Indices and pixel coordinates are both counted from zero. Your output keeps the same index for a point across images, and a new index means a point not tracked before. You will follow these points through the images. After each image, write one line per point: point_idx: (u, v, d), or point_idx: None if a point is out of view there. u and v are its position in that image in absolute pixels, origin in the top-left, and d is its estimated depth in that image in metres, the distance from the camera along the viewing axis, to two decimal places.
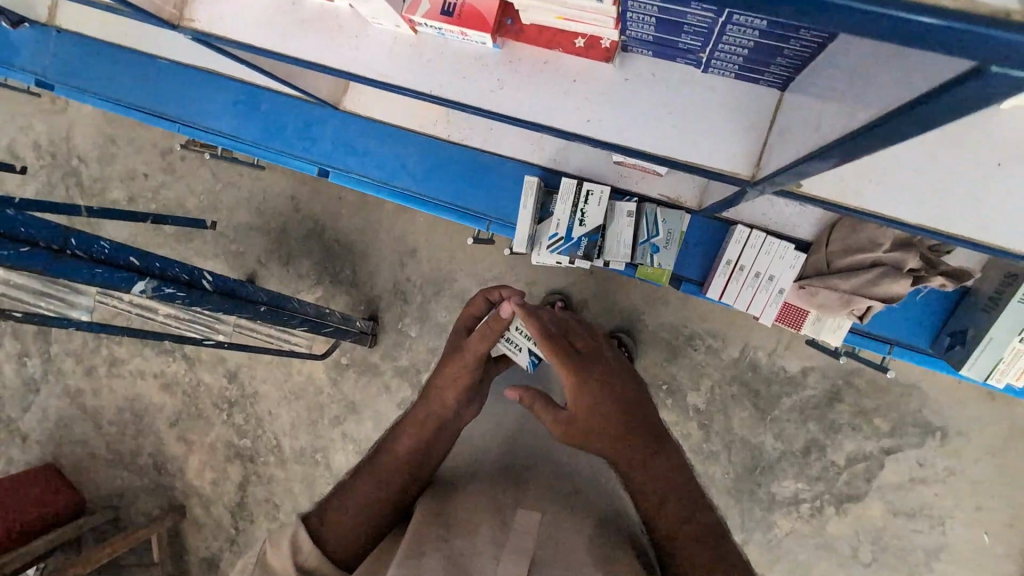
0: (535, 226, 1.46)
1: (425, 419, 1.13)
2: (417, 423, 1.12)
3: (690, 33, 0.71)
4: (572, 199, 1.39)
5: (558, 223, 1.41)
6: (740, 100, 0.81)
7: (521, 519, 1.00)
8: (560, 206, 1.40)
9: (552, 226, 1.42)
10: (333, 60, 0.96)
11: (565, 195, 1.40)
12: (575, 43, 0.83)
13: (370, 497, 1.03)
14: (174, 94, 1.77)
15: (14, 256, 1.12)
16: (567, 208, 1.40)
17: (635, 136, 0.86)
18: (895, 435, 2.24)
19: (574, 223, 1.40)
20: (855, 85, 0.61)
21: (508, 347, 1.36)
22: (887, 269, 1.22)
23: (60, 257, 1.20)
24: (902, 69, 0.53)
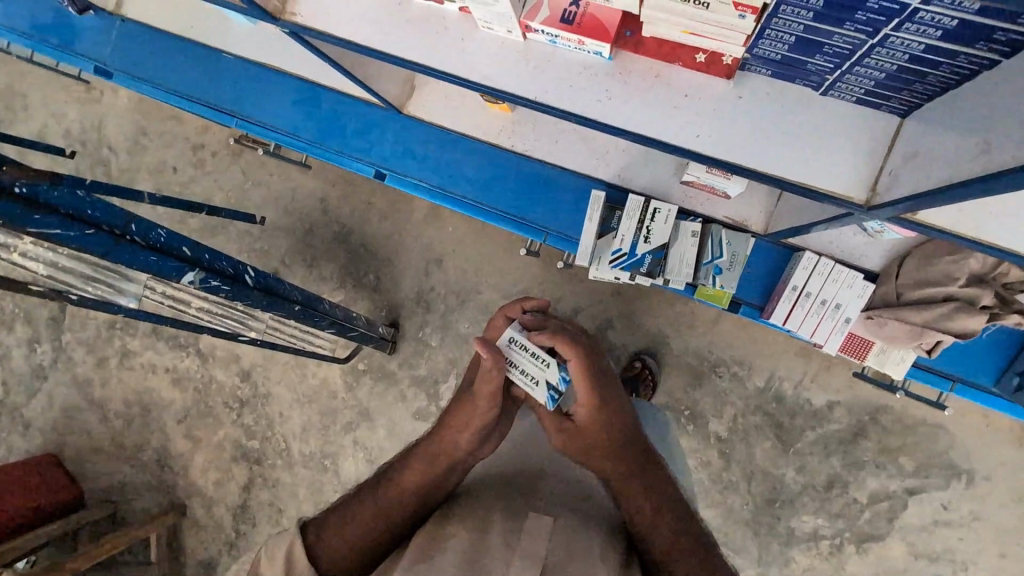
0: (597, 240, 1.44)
1: (439, 452, 0.99)
2: (433, 452, 0.99)
3: (828, 52, 0.70)
4: (639, 216, 1.39)
5: (623, 238, 1.40)
6: (857, 124, 0.81)
7: (532, 522, 0.96)
8: (627, 222, 1.40)
9: (615, 242, 1.41)
10: (437, 63, 0.97)
11: (631, 212, 1.40)
12: (696, 58, 0.84)
13: (367, 526, 0.93)
14: (234, 88, 1.77)
15: (80, 238, 1.14)
16: (632, 225, 1.40)
17: (746, 154, 0.86)
18: (920, 475, 2.21)
19: (639, 239, 1.40)
20: (991, 142, 0.65)
21: (523, 380, 1.14)
22: (961, 304, 1.21)
23: (119, 244, 1.22)
24: None
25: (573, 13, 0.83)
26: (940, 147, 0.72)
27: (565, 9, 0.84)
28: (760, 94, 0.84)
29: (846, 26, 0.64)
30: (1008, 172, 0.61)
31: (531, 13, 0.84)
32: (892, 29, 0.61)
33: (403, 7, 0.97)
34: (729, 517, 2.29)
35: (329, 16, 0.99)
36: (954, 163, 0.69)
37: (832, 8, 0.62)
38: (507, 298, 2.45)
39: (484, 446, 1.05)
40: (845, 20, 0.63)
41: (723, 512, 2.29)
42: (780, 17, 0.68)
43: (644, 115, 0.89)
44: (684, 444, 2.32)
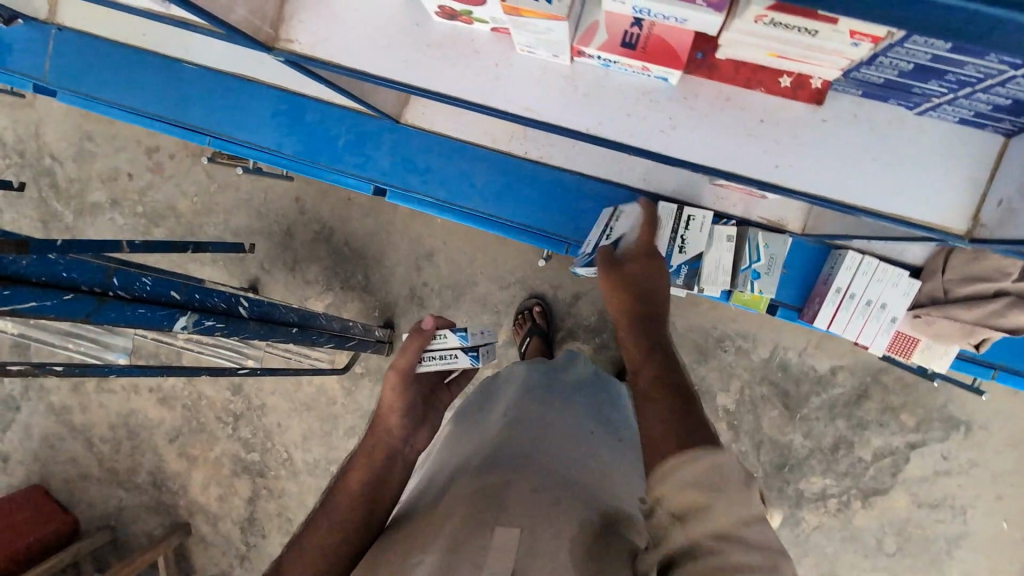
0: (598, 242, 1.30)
1: (374, 448, 0.94)
2: (366, 453, 0.93)
3: (949, 80, 0.61)
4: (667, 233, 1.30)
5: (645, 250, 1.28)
6: (957, 147, 0.74)
7: (499, 532, 0.72)
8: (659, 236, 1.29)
9: None
10: (469, 92, 0.84)
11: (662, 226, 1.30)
12: (779, 81, 0.75)
13: (320, 545, 0.83)
14: (200, 102, 1.57)
15: (57, 306, 0.94)
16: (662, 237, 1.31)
17: (833, 185, 0.77)
18: (921, 430, 2.23)
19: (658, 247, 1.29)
20: None
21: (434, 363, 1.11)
22: (1014, 299, 1.18)
23: (104, 302, 1.02)
24: None
25: (638, 37, 0.71)
26: None
27: (627, 30, 0.72)
28: (849, 118, 0.75)
29: (988, 57, 0.56)
30: None
31: (587, 39, 0.72)
32: None
33: (422, 28, 0.83)
34: None
35: (333, 40, 0.84)
36: None
37: None
38: (505, 289, 2.34)
39: (422, 433, 1.01)
40: (989, 54, 0.54)
41: None
42: (903, 46, 0.58)
43: (716, 145, 0.78)
44: None
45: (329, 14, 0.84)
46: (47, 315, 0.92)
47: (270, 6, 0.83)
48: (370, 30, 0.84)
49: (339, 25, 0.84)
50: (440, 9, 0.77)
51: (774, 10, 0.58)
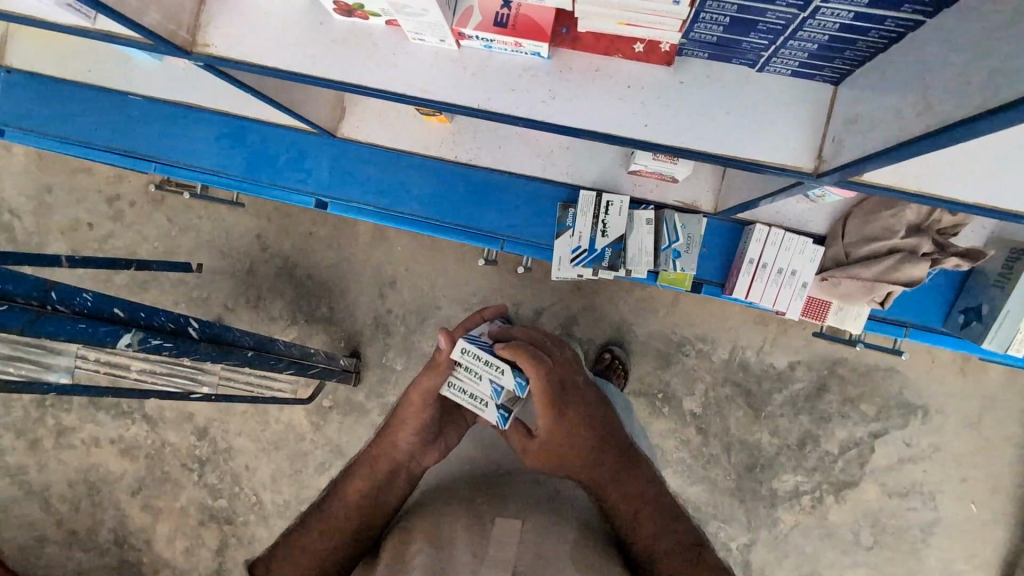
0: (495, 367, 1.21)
1: (375, 460, 1.07)
2: (368, 465, 1.06)
3: (761, 30, 0.73)
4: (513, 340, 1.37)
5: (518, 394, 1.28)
6: (796, 96, 0.83)
7: (500, 525, 0.94)
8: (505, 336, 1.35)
9: (574, 240, 1.43)
10: (373, 80, 0.93)
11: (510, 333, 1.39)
12: (634, 48, 0.84)
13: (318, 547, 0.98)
14: (147, 132, 1.64)
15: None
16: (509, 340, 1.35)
17: (693, 138, 0.86)
18: (881, 419, 2.26)
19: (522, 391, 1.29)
20: (919, 102, 0.64)
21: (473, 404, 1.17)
22: (905, 255, 1.27)
23: (42, 316, 1.01)
24: (968, 91, 0.58)
25: (507, 16, 0.82)
26: (873, 111, 0.72)
27: (497, 12, 0.82)
28: (701, 80, 0.85)
29: (777, 2, 0.67)
30: (939, 130, 0.61)
31: (462, 20, 0.82)
32: (821, 1, 0.64)
33: (326, 26, 0.92)
34: (715, 490, 2.31)
35: (246, 42, 0.93)
36: (885, 126, 0.69)
37: None
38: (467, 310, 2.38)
39: (426, 456, 1.11)
40: None
41: (708, 487, 2.31)
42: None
43: (591, 110, 0.87)
44: (663, 426, 2.33)
45: (242, 18, 0.93)
46: None
47: (186, 14, 0.91)
48: (279, 31, 0.93)
49: (251, 30, 0.93)
50: (336, 5, 0.87)
51: None
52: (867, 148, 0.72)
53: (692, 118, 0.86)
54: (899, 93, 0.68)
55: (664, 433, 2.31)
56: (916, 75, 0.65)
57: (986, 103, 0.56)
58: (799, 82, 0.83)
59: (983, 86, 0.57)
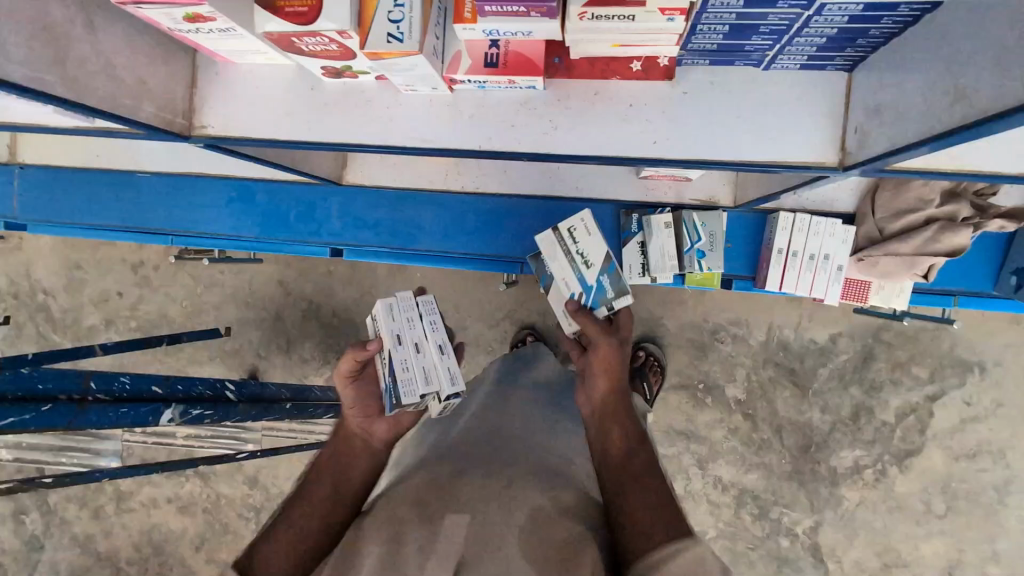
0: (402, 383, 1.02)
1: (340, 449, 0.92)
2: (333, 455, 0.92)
3: (764, 32, 0.69)
4: (402, 320, 1.13)
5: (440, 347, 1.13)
6: (807, 88, 0.79)
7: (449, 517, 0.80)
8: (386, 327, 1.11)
9: (564, 288, 1.22)
10: (371, 136, 0.92)
11: (392, 313, 1.13)
12: (632, 68, 0.81)
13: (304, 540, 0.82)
14: (158, 206, 1.66)
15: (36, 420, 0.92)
16: (393, 326, 1.11)
17: (705, 145, 0.82)
18: (936, 381, 2.17)
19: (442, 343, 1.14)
20: (951, 90, 0.60)
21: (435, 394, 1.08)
22: (944, 223, 1.20)
23: (84, 408, 1.00)
24: (1004, 76, 0.53)
25: (497, 55, 0.79)
26: (899, 100, 0.68)
27: (486, 52, 0.80)
28: (706, 87, 0.81)
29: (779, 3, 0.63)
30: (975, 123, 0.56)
31: (452, 66, 0.80)
32: None
33: (317, 90, 0.91)
34: (773, 475, 2.25)
35: (241, 118, 0.93)
36: (915, 117, 0.64)
37: None
38: (494, 326, 2.37)
39: (383, 425, 0.96)
40: None
41: (765, 473, 2.25)
42: (709, 10, 0.67)
43: (594, 135, 0.85)
44: (709, 417, 2.27)
45: (233, 96, 0.93)
46: (26, 431, 0.90)
47: (179, 101, 0.92)
48: (272, 102, 0.93)
49: (243, 107, 0.93)
50: (325, 70, 0.85)
51: (591, 6, 0.67)
52: (897, 140, 0.67)
53: (701, 127, 0.82)
54: (928, 77, 0.63)
55: (711, 424, 2.25)
56: (944, 59, 0.60)
57: None
58: (811, 74, 0.79)
59: (1022, 69, 0.51)
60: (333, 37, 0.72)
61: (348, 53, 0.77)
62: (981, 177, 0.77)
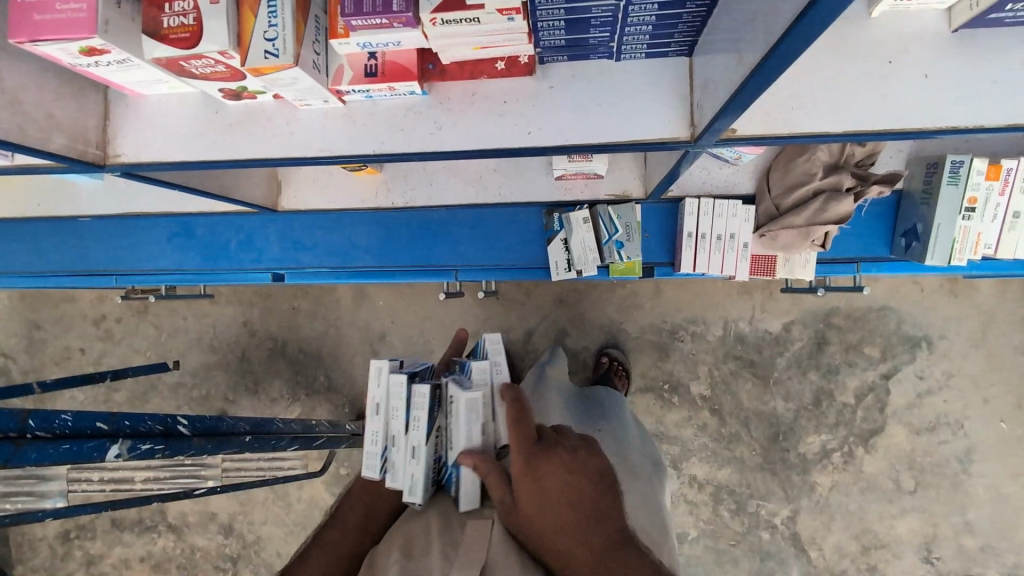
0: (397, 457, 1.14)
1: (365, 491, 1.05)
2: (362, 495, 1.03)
3: (596, 24, 0.79)
4: (385, 390, 1.24)
5: (414, 446, 1.13)
6: (655, 74, 0.89)
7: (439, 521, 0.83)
8: (376, 389, 1.25)
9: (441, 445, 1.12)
10: (275, 150, 0.99)
11: (379, 378, 1.25)
12: (497, 67, 0.89)
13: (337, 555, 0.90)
14: (103, 248, 1.70)
15: None
16: (376, 396, 1.24)
17: (574, 131, 0.90)
18: (888, 358, 2.25)
19: (414, 444, 1.12)
20: (740, 54, 0.69)
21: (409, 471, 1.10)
22: (829, 194, 1.30)
23: None
24: (762, 36, 0.62)
25: (375, 66, 0.87)
26: (717, 71, 0.77)
27: (366, 63, 0.88)
28: (568, 79, 0.90)
29: None
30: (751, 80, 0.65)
31: (335, 78, 0.88)
32: None
33: (221, 112, 0.99)
34: (745, 468, 2.29)
35: (152, 145, 1.00)
36: (726, 82, 0.73)
37: None
38: None
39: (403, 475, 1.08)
40: None
41: (737, 467, 2.29)
42: (542, 9, 0.76)
43: (476, 130, 0.93)
44: (676, 416, 2.31)
45: (144, 126, 1.00)
46: None
47: (93, 133, 0.98)
48: (182, 127, 0.99)
49: (155, 135, 1.00)
50: (223, 92, 0.93)
51: (439, 11, 0.76)
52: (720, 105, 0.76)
53: (568, 116, 0.91)
54: (728, 48, 0.72)
55: (680, 423, 2.30)
56: (734, 29, 0.70)
57: (770, 42, 0.60)
58: (658, 62, 0.89)
59: (766, 29, 0.61)
60: (217, 58, 0.80)
61: (237, 73, 0.85)
62: (810, 139, 0.86)
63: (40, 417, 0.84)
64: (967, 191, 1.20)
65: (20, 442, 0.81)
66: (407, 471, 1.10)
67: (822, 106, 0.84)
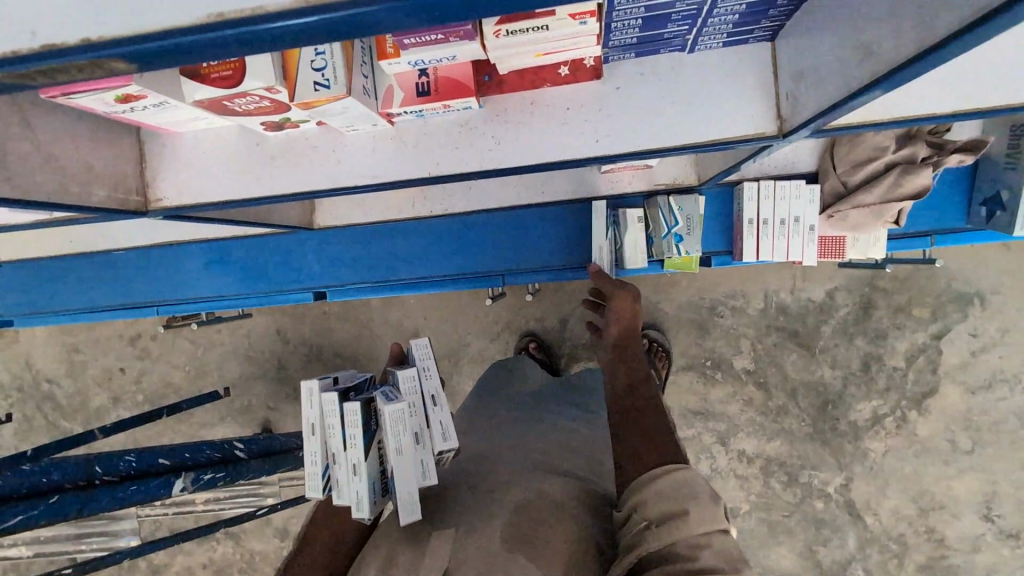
0: (337, 476, 0.89)
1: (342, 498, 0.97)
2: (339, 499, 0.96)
3: (677, 19, 0.71)
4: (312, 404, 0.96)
5: (356, 462, 0.89)
6: (733, 64, 0.81)
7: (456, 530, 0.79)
8: (305, 407, 0.97)
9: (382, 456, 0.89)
10: (322, 181, 0.93)
11: (311, 399, 0.96)
12: (560, 73, 0.82)
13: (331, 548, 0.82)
14: (138, 280, 1.68)
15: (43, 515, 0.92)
16: (309, 416, 0.97)
17: (646, 135, 0.83)
18: (939, 318, 2.14)
19: (354, 460, 0.88)
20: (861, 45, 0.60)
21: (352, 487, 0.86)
22: (905, 166, 1.21)
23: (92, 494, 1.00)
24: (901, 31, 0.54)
25: (428, 83, 0.80)
26: (820, 60, 0.68)
27: (417, 81, 0.81)
28: (637, 79, 0.82)
29: None
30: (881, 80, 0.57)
31: (386, 101, 0.82)
32: None
33: (263, 145, 0.93)
34: (796, 439, 2.24)
35: (194, 186, 0.95)
36: (837, 75, 0.65)
37: None
38: (496, 339, 2.37)
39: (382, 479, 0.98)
40: None
41: (787, 439, 2.24)
42: (618, 9, 0.69)
43: (540, 142, 0.86)
44: (721, 393, 2.26)
45: (184, 167, 0.95)
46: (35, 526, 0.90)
47: (131, 177, 0.94)
48: (223, 164, 0.94)
49: (197, 174, 0.95)
50: (265, 125, 0.87)
51: (501, 22, 0.69)
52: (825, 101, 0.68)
53: (639, 119, 0.83)
54: (840, 36, 0.64)
55: (725, 400, 2.25)
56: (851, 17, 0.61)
57: (922, 40, 0.51)
58: (734, 51, 0.80)
59: (914, 22, 0.53)
60: (263, 94, 0.74)
61: (282, 106, 0.79)
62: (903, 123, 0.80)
63: (106, 463, 0.94)
64: None
65: (91, 486, 0.90)
66: (348, 489, 0.86)
67: (925, 87, 0.77)
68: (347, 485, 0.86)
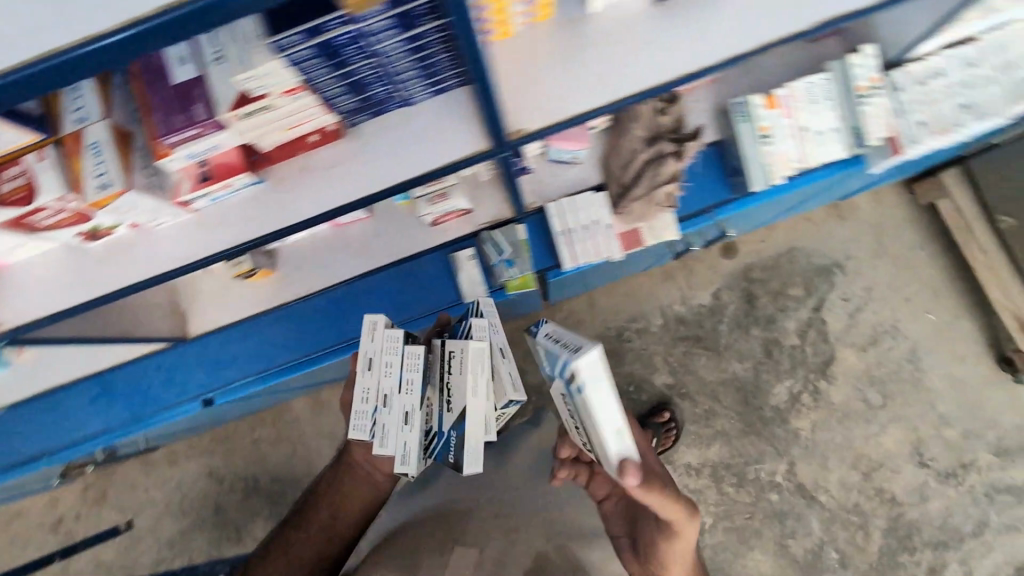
0: (393, 423, 1.16)
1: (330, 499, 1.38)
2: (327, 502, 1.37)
3: (373, 82, 0.93)
4: (373, 343, 1.19)
5: (411, 412, 1.16)
6: (445, 106, 1.04)
7: None
8: (367, 342, 1.20)
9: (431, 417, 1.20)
10: (141, 272, 1.06)
11: (373, 334, 1.20)
12: (312, 140, 1.04)
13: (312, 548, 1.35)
14: (29, 430, 1.72)
15: None
16: (367, 349, 1.19)
17: (392, 170, 1.04)
18: (813, 292, 2.27)
19: (411, 411, 1.15)
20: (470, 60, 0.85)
21: (405, 437, 1.15)
22: (653, 158, 1.48)
23: None
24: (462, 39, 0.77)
25: (205, 169, 0.99)
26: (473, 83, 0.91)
27: (198, 171, 1.00)
28: (376, 131, 1.05)
29: (354, 63, 0.86)
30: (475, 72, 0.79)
31: (175, 192, 0.99)
32: (377, 50, 0.85)
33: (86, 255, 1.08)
34: (729, 439, 2.24)
35: (28, 305, 1.07)
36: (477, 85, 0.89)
37: (333, 62, 0.85)
38: None
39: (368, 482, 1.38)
40: (349, 62, 0.86)
41: (724, 441, 2.24)
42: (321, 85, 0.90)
43: (314, 195, 1.05)
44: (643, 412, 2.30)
45: (18, 292, 1.08)
46: None
47: None
48: (55, 280, 1.08)
49: (29, 293, 1.07)
50: (81, 236, 1.02)
51: (236, 107, 0.87)
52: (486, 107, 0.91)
53: (385, 159, 1.04)
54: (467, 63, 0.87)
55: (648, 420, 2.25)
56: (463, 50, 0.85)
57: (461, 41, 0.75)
58: (444, 96, 1.04)
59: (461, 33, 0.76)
60: (58, 206, 0.91)
61: (84, 215, 0.96)
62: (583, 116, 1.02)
63: None
64: (758, 122, 1.40)
65: None
66: (397, 441, 1.15)
67: (579, 88, 1.02)
68: (406, 435, 1.15)
